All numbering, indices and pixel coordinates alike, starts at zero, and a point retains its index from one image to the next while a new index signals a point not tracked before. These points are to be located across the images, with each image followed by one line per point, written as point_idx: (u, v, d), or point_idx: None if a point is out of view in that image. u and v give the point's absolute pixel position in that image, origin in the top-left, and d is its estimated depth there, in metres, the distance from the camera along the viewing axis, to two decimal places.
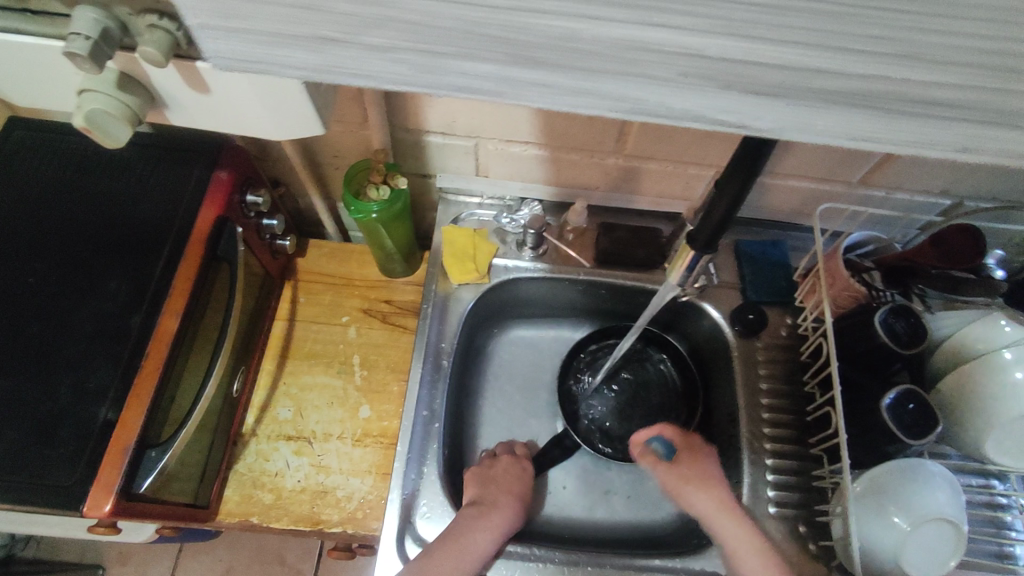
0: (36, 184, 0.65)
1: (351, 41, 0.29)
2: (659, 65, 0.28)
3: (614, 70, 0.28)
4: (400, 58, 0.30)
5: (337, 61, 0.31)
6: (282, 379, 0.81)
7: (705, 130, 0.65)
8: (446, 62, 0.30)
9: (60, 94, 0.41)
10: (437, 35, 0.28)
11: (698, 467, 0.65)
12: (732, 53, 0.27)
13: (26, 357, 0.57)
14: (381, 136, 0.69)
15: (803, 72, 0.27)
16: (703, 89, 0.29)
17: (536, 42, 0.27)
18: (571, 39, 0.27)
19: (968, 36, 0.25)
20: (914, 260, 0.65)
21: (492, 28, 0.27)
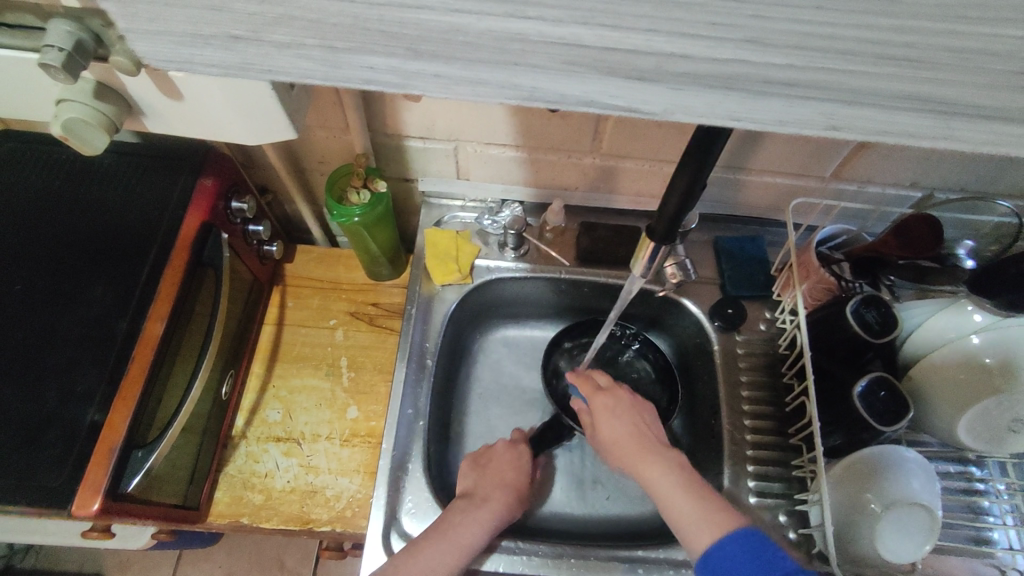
0: (24, 195, 0.67)
1: (263, 39, 0.29)
2: (604, 67, 0.28)
3: (560, 69, 0.28)
4: (322, 57, 0.29)
5: (283, 63, 0.30)
6: (271, 382, 0.83)
7: (677, 127, 0.67)
8: (348, 61, 0.29)
9: (38, 104, 0.43)
10: (376, 35, 0.27)
11: (622, 416, 0.66)
12: (675, 50, 0.27)
13: (13, 363, 0.58)
14: (362, 141, 0.71)
15: (745, 66, 0.27)
16: (652, 87, 0.28)
17: (481, 42, 0.27)
18: (515, 38, 0.27)
19: (906, 30, 0.25)
20: (880, 252, 0.66)
21: (434, 30, 0.27)
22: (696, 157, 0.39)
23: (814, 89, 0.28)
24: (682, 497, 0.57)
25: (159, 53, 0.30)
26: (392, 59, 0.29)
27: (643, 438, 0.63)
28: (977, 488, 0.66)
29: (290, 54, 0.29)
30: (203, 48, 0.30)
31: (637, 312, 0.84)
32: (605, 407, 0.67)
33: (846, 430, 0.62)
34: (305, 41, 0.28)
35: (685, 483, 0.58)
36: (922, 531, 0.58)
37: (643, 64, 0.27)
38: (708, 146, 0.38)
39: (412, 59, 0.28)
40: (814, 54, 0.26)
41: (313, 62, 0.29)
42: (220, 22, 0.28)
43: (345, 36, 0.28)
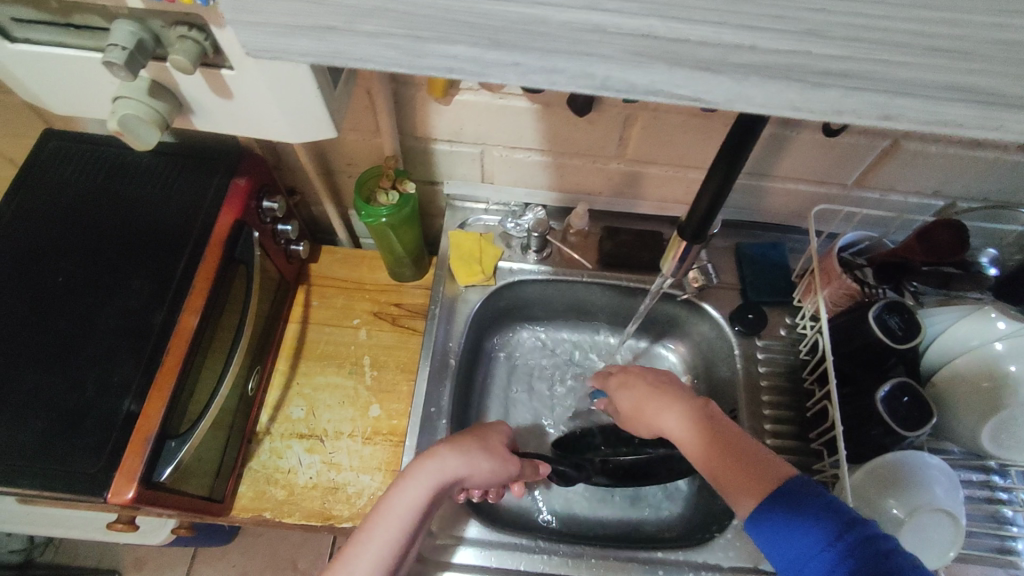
0: (68, 192, 0.69)
1: (357, 30, 0.28)
2: (666, 60, 0.28)
3: (625, 63, 0.28)
4: (407, 45, 0.28)
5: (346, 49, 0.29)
6: (295, 379, 0.84)
7: (702, 131, 0.68)
8: (435, 49, 0.28)
9: (96, 100, 0.45)
10: (441, 24, 0.27)
11: (639, 384, 0.70)
12: (736, 45, 0.27)
13: (55, 353, 0.60)
14: (392, 143, 0.72)
15: (804, 59, 0.27)
16: (714, 79, 0.28)
17: (550, 35, 0.27)
18: (586, 33, 0.27)
19: (961, 32, 0.25)
20: (904, 257, 0.67)
21: (499, 22, 0.27)
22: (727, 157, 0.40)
23: (870, 86, 0.27)
24: (716, 458, 0.58)
25: (257, 45, 0.30)
26: (475, 49, 0.28)
27: (660, 400, 0.66)
28: (1001, 498, 0.66)
29: (382, 46, 0.29)
30: (297, 38, 0.29)
31: (657, 316, 0.85)
32: (619, 380, 0.72)
33: (870, 435, 0.62)
34: (409, 30, 0.28)
35: (715, 442, 0.59)
36: (947, 537, 0.58)
37: (705, 57, 0.27)
38: (739, 148, 0.39)
39: (506, 49, 0.28)
40: (874, 55, 0.26)
41: (405, 54, 0.29)
42: (294, 12, 0.28)
43: (440, 26, 0.27)
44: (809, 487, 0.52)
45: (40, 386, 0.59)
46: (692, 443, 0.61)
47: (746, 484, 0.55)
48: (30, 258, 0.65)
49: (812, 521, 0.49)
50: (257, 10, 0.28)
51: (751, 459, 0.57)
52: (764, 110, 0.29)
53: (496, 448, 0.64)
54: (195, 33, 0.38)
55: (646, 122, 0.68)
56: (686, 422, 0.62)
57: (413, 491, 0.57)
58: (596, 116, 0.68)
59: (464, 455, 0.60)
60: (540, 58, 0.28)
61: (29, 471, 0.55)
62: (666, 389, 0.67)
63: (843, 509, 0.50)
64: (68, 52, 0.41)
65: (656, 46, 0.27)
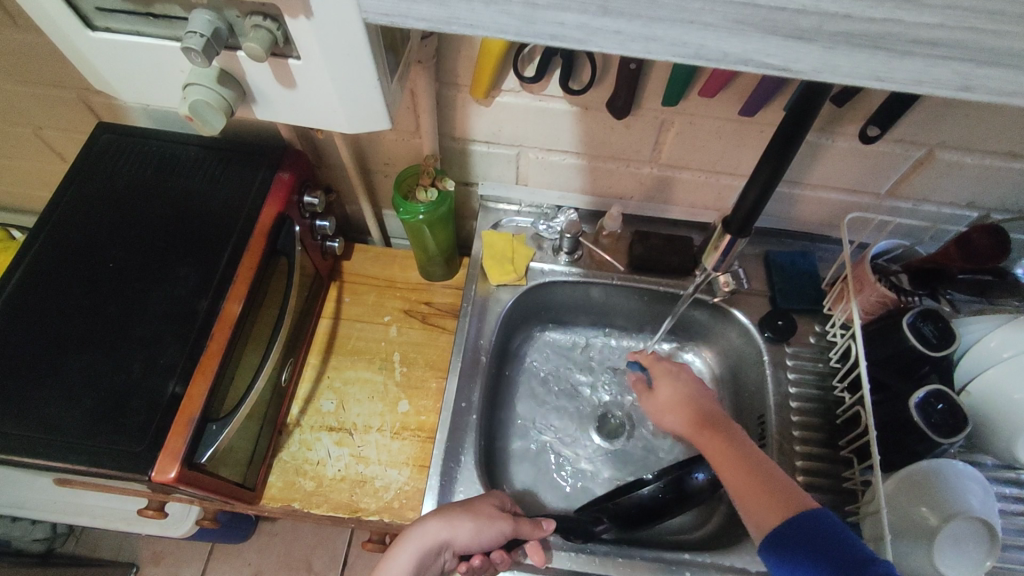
0: (120, 183, 0.72)
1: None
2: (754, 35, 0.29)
3: (721, 27, 0.29)
4: (520, 11, 0.30)
5: (453, 13, 0.31)
6: (326, 373, 0.85)
7: (738, 136, 0.69)
8: (546, 15, 0.30)
9: (167, 87, 0.47)
10: None
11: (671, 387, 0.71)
12: (828, 10, 0.27)
13: (107, 334, 0.62)
14: (431, 143, 0.74)
15: (897, 27, 0.28)
16: (802, 51, 0.29)
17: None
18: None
19: None
20: (941, 263, 0.67)
21: None
22: (778, 147, 0.42)
23: (957, 55, 0.28)
24: (740, 477, 0.59)
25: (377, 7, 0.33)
26: (584, 16, 0.30)
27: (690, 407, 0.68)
28: None
29: (492, 9, 0.30)
30: (416, 3, 0.31)
31: (685, 321, 0.85)
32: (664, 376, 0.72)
33: (906, 440, 0.62)
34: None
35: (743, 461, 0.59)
36: (983, 546, 0.57)
37: (802, 22, 0.28)
38: (790, 140, 0.42)
39: (610, 15, 0.29)
40: (964, 24, 0.27)
41: (516, 20, 0.30)
42: None
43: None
44: (825, 523, 0.52)
45: (88, 367, 0.61)
46: (717, 461, 0.61)
47: (766, 509, 0.55)
48: (82, 244, 0.68)
49: (820, 555, 0.50)
50: None
51: (774, 485, 0.57)
52: (846, 80, 0.30)
53: (480, 510, 0.64)
54: (269, 23, 0.40)
55: (682, 127, 0.69)
56: (714, 441, 0.63)
57: (401, 559, 0.60)
58: (633, 119, 0.69)
59: (445, 518, 0.62)
60: (643, 25, 0.29)
61: (79, 447, 0.57)
62: (695, 404, 0.68)
63: (857, 547, 0.49)
64: (147, 40, 0.43)
65: (752, 13, 0.28)
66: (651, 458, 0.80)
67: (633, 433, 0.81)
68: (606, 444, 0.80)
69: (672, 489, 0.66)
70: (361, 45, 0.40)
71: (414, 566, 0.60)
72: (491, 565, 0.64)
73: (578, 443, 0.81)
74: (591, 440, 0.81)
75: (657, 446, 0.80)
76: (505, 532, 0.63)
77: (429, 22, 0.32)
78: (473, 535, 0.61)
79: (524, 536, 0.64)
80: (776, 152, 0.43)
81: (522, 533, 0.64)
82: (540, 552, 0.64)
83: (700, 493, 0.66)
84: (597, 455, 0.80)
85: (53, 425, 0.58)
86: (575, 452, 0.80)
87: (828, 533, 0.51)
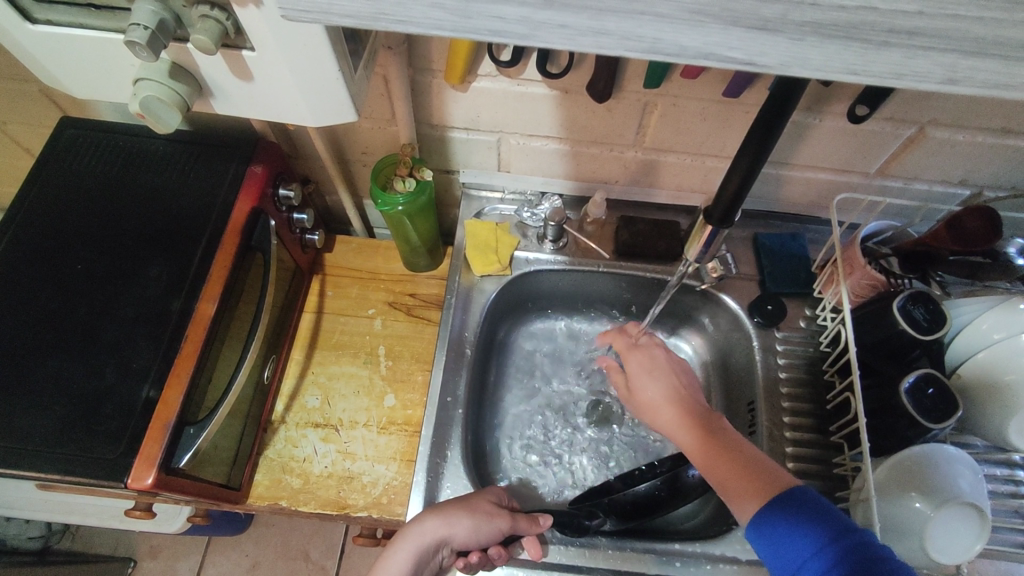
0: (86, 179, 0.70)
1: None
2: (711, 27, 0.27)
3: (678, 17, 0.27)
4: (456, 5, 0.28)
5: (390, 9, 0.29)
6: (310, 368, 0.84)
7: (723, 118, 0.67)
8: (495, 5, 0.28)
9: (117, 83, 0.45)
10: None
11: (649, 369, 0.69)
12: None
13: (77, 337, 0.61)
14: (408, 132, 0.72)
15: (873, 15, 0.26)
16: (772, 42, 0.27)
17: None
18: None
19: None
20: (931, 246, 0.66)
21: None
22: (761, 129, 0.40)
23: (944, 45, 0.27)
24: (719, 464, 0.58)
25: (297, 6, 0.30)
26: (525, 9, 0.28)
27: (667, 397, 0.66)
28: None
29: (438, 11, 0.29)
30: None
31: (675, 307, 0.84)
32: (644, 364, 0.69)
33: (894, 426, 0.61)
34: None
35: (725, 452, 0.59)
36: (973, 530, 0.56)
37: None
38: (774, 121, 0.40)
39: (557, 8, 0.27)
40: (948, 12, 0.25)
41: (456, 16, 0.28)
42: None
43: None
44: (806, 497, 0.52)
45: (58, 372, 0.59)
46: (697, 450, 0.61)
47: (751, 489, 0.55)
48: (48, 244, 0.65)
49: (801, 519, 0.50)
50: None
51: (751, 465, 0.57)
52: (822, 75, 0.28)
53: (479, 507, 0.63)
54: (217, 12, 0.38)
55: (665, 110, 0.67)
56: (691, 430, 0.62)
57: (398, 557, 0.59)
58: (614, 103, 0.67)
59: (442, 516, 0.61)
60: (591, 19, 0.28)
61: (51, 455, 0.55)
62: (664, 396, 0.66)
63: (841, 517, 0.49)
64: (90, 33, 0.40)
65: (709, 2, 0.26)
66: (640, 447, 0.79)
67: (623, 421, 0.81)
68: (596, 433, 0.80)
69: (666, 486, 0.66)
70: (316, 36, 0.38)
71: (410, 566, 0.59)
72: (489, 561, 0.62)
73: (566, 434, 0.80)
74: (581, 429, 0.80)
75: (646, 434, 0.80)
76: (504, 529, 0.62)
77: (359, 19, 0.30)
78: (471, 532, 0.61)
79: (522, 532, 0.64)
80: (758, 137, 0.41)
81: (520, 530, 0.63)
82: (537, 546, 0.64)
83: (694, 488, 0.67)
84: (584, 445, 0.79)
85: (22, 434, 0.56)
86: (563, 442, 0.79)
87: (811, 503, 0.51)
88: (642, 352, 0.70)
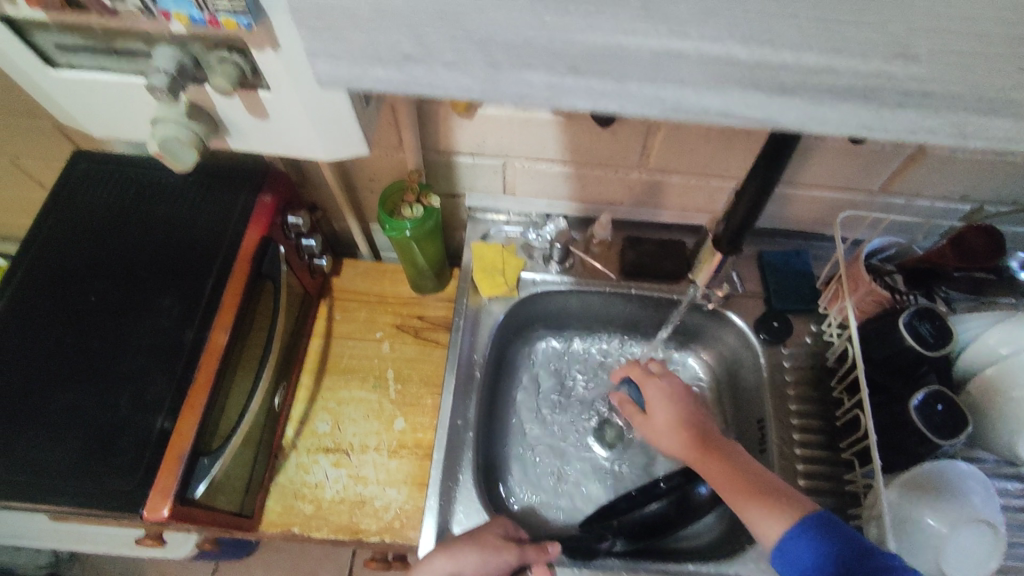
0: (99, 212, 0.71)
1: (433, 61, 0.32)
2: (700, 81, 0.32)
3: (663, 79, 0.32)
4: (482, 71, 0.32)
5: (417, 79, 0.33)
6: (320, 393, 0.84)
7: (726, 139, 0.68)
8: (518, 68, 0.32)
9: (135, 123, 0.46)
10: (498, 50, 0.32)
11: (665, 397, 0.68)
12: (771, 56, 0.31)
13: (91, 369, 0.61)
14: (415, 159, 0.73)
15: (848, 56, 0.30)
16: (749, 96, 0.32)
17: (606, 54, 0.31)
18: (626, 55, 0.31)
19: None
20: (936, 263, 0.66)
21: (557, 46, 0.31)
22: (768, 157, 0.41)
23: None
24: (738, 488, 0.58)
25: (333, 74, 0.33)
26: (550, 77, 0.32)
27: (683, 423, 0.66)
28: None
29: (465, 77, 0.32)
30: (373, 67, 0.33)
31: (682, 326, 0.84)
32: (661, 391, 0.69)
33: (904, 442, 0.61)
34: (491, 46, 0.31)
35: (743, 475, 0.59)
36: (987, 548, 0.56)
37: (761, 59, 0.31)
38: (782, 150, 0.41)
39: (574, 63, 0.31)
40: None
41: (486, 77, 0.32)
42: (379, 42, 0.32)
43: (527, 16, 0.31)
44: (829, 524, 0.52)
45: (73, 405, 0.59)
46: (713, 475, 0.61)
47: (763, 503, 0.56)
48: (62, 278, 0.66)
49: (823, 546, 0.50)
50: (343, 42, 0.32)
51: (769, 488, 0.57)
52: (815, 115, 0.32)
53: (486, 541, 0.62)
54: (236, 56, 0.39)
55: (669, 132, 0.68)
56: (705, 454, 0.63)
57: None
58: (618, 128, 0.68)
59: (449, 554, 0.61)
60: (601, 87, 0.32)
61: (68, 488, 0.56)
62: (680, 421, 0.66)
63: (861, 542, 0.50)
64: (112, 78, 0.42)
65: (689, 62, 0.31)
66: (652, 467, 0.79)
67: (633, 440, 0.81)
68: (606, 454, 0.80)
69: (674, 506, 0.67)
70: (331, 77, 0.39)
71: None
72: None
73: (576, 454, 0.80)
74: (591, 449, 0.80)
75: (656, 453, 0.80)
76: (512, 562, 0.61)
77: (387, 86, 0.33)
78: (480, 566, 0.60)
79: (532, 562, 0.63)
80: (764, 166, 0.42)
81: (529, 560, 0.62)
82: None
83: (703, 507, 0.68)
84: (594, 465, 0.79)
85: (38, 466, 0.56)
86: (574, 463, 0.79)
87: (834, 530, 0.51)
88: (659, 380, 0.70)
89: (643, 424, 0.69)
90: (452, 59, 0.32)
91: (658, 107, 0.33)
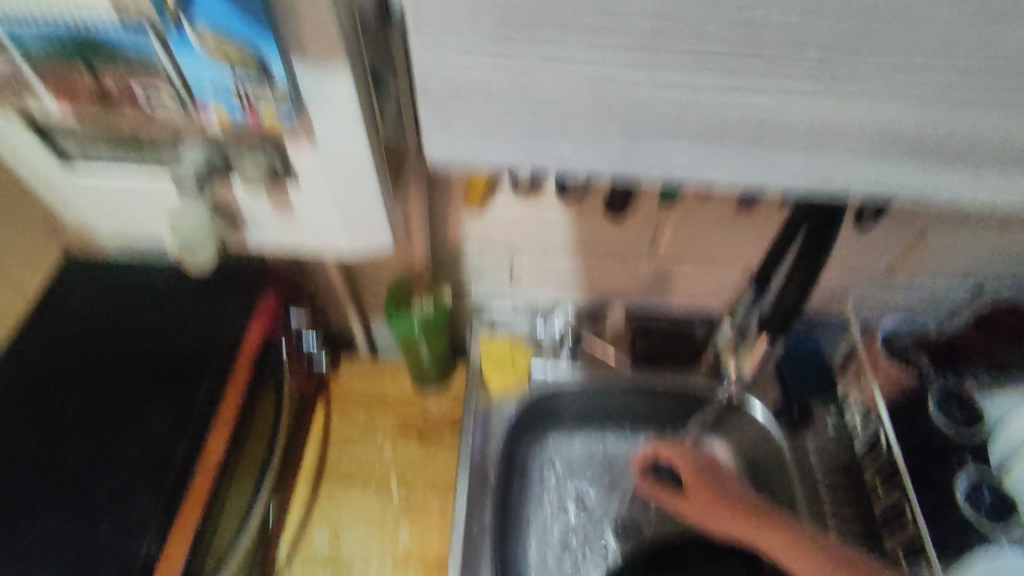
0: (90, 316, 0.67)
1: (566, 133, 0.33)
2: (832, 141, 0.33)
3: (789, 141, 0.33)
4: (618, 143, 0.34)
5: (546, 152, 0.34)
6: (317, 503, 0.78)
7: (734, 227, 0.69)
8: (650, 147, 0.34)
9: (154, 222, 0.45)
10: (643, 120, 0.32)
11: (703, 474, 0.67)
12: (904, 121, 0.32)
13: (71, 491, 0.55)
14: (424, 253, 0.72)
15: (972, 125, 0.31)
16: (864, 165, 0.34)
17: (735, 121, 0.32)
18: (768, 120, 0.32)
19: None
20: (960, 342, 0.69)
21: (694, 113, 0.32)
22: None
23: None
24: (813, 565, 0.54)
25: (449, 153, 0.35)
26: (685, 145, 0.34)
27: (731, 498, 0.63)
28: None
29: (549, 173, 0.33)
30: (497, 141, 0.34)
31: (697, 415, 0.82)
32: (703, 468, 0.68)
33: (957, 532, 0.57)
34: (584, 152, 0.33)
35: (814, 551, 0.55)
36: None
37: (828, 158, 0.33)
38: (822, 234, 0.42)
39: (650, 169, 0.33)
40: None
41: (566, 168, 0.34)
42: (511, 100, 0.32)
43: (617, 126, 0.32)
44: None
45: (48, 534, 0.53)
46: (780, 552, 0.57)
47: (802, 557, 0.55)
48: (44, 388, 0.61)
49: None
50: (470, 116, 0.33)
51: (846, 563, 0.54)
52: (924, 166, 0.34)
53: None
54: (266, 154, 0.39)
55: (677, 222, 0.69)
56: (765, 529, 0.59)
57: None
58: (628, 218, 0.68)
59: None
60: (733, 146, 0.34)
61: None
62: (727, 495, 0.64)
63: None
64: (138, 177, 0.41)
65: (831, 133, 0.32)
66: None
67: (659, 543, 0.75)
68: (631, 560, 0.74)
69: None
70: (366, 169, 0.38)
71: None
72: None
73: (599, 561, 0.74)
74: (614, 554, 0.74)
75: None
76: None
77: (509, 158, 0.35)
78: None
79: None
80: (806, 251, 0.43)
81: None
82: None
83: None
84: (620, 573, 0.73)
85: None
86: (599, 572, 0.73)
87: None
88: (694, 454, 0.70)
89: (684, 503, 0.67)
90: (586, 135, 0.33)
91: (792, 176, 0.35)
